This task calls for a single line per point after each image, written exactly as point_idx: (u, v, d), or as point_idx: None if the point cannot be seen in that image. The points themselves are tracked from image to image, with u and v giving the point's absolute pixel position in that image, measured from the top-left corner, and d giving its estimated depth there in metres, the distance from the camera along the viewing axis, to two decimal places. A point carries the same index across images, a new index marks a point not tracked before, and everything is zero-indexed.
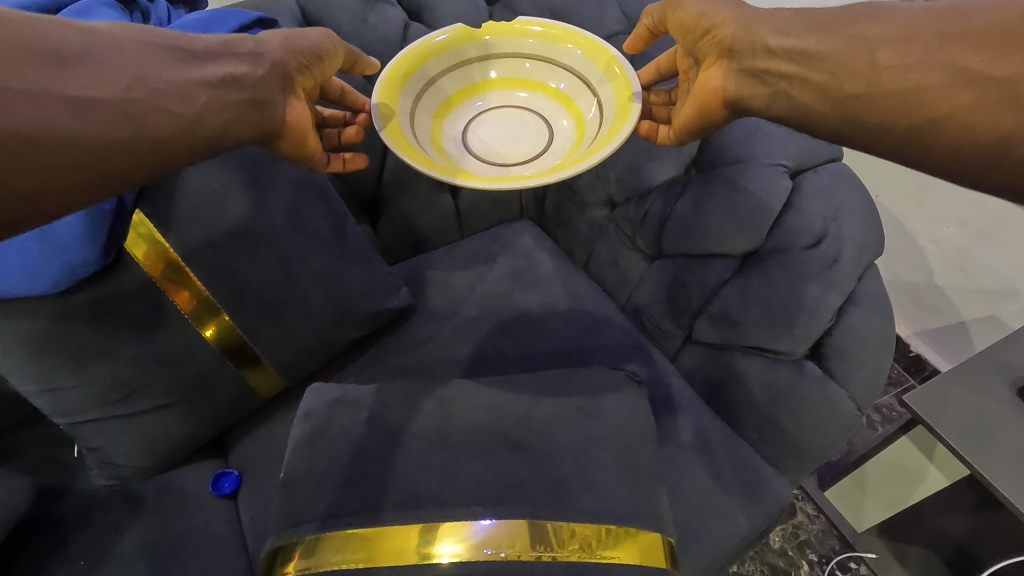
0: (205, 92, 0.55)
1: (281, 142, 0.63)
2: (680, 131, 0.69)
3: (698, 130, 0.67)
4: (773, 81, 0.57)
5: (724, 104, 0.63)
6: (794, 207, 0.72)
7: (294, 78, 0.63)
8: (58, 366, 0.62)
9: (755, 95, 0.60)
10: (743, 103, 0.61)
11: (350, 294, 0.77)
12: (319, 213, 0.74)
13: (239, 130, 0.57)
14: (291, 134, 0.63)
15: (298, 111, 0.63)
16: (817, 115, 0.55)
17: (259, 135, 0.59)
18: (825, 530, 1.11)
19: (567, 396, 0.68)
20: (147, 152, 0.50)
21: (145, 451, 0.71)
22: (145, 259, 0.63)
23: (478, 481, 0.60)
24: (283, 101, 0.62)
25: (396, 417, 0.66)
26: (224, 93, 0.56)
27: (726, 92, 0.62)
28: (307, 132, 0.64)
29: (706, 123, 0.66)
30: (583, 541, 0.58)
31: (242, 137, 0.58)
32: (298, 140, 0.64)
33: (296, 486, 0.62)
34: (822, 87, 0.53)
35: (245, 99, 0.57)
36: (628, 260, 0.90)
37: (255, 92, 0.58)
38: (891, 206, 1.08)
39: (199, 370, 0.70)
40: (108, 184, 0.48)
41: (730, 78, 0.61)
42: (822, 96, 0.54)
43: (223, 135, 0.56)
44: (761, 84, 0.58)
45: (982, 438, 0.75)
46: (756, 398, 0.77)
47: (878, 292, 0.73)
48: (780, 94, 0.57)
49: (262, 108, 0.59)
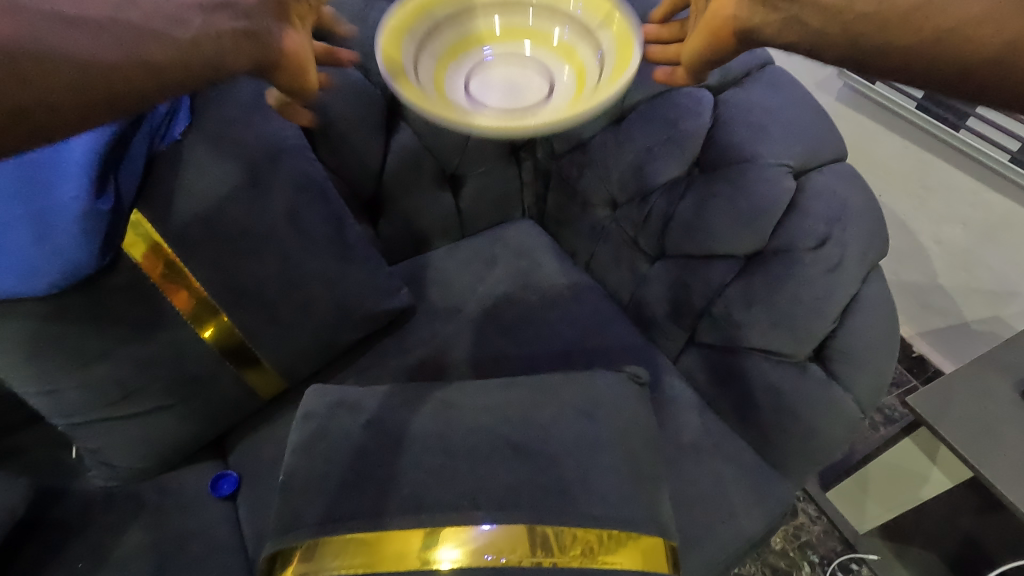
0: (199, 16, 0.50)
1: (277, 74, 0.57)
2: (689, 67, 0.63)
3: (705, 63, 0.61)
4: (783, 5, 0.50)
5: (735, 35, 0.56)
6: (798, 209, 0.72)
7: (288, 9, 0.59)
8: (56, 367, 0.62)
9: (766, 24, 0.52)
10: (754, 34, 0.53)
11: (352, 295, 0.77)
12: (320, 213, 0.73)
13: (234, 60, 0.51)
14: (290, 63, 0.57)
15: (296, 40, 0.58)
16: (829, 39, 0.48)
17: (255, 67, 0.54)
18: (826, 531, 1.10)
19: (569, 398, 0.68)
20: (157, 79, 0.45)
21: (144, 452, 0.70)
22: (143, 260, 0.62)
23: (479, 485, 0.60)
24: (277, 28, 0.56)
25: (397, 419, 0.65)
26: (219, 19, 0.51)
27: (737, 21, 0.54)
28: (306, 63, 0.59)
29: (715, 56, 0.59)
30: (585, 546, 0.58)
31: (237, 67, 0.51)
32: (297, 71, 0.58)
33: (296, 488, 0.61)
34: (835, 10, 0.47)
35: (240, 28, 0.52)
36: (630, 260, 0.89)
37: (250, 23, 0.54)
38: (893, 206, 1.08)
39: (199, 371, 0.69)
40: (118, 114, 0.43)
41: (742, 5, 0.54)
42: (834, 20, 0.47)
43: (219, 65, 0.50)
44: (771, 11, 0.51)
45: (986, 440, 0.74)
46: (759, 400, 0.76)
47: (882, 294, 0.72)
48: (792, 21, 0.50)
49: (257, 38, 0.53)
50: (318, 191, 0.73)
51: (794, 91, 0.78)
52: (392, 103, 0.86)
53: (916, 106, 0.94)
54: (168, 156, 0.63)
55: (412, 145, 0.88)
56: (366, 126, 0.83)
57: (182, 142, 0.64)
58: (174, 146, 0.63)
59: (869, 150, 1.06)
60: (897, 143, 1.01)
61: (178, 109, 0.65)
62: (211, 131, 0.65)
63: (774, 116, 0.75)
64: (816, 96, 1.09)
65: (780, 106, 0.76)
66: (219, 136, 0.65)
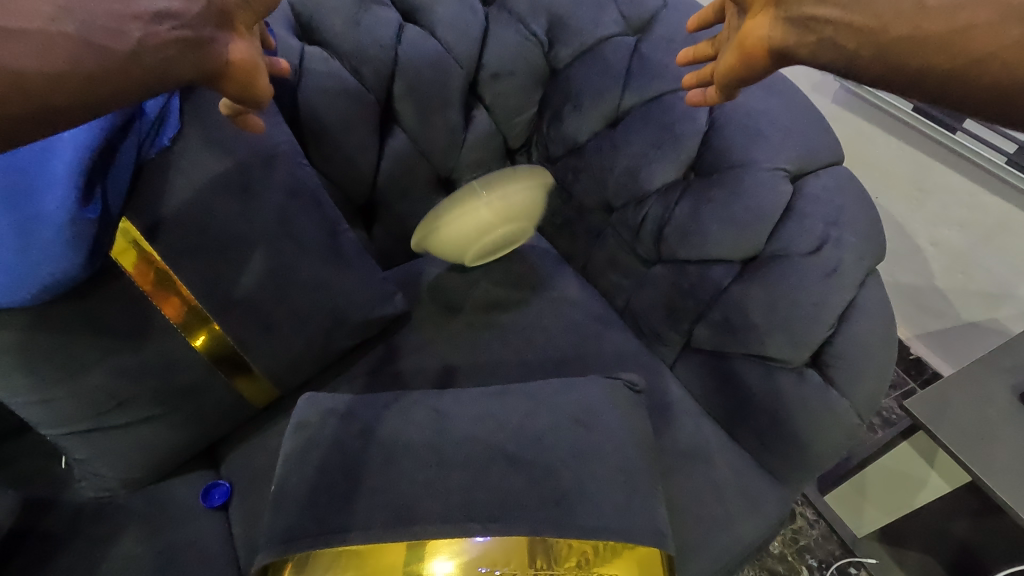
0: (145, 24, 0.48)
1: (224, 83, 0.56)
2: (721, 85, 0.61)
3: (739, 82, 0.59)
4: (818, 28, 0.50)
5: (770, 54, 0.55)
6: (794, 214, 0.72)
7: (233, 16, 0.56)
8: (44, 379, 0.60)
9: (800, 45, 0.52)
10: (790, 55, 0.53)
11: (345, 302, 0.77)
12: (313, 219, 0.73)
13: (179, 70, 0.50)
14: (234, 72, 0.56)
15: (241, 50, 0.56)
16: (863, 63, 0.48)
17: (204, 76, 0.53)
18: (824, 535, 1.09)
19: (566, 407, 0.67)
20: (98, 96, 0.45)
21: (134, 462, 0.69)
22: (132, 268, 0.62)
23: (473, 496, 0.59)
24: (220, 38, 0.54)
25: (391, 428, 0.65)
26: (164, 29, 0.49)
27: (771, 42, 0.54)
28: (255, 72, 0.57)
29: (748, 74, 0.58)
30: (581, 555, 0.60)
31: (183, 78, 0.51)
32: (247, 81, 0.57)
33: (288, 501, 0.60)
34: (868, 32, 0.47)
35: (182, 39, 0.50)
36: (626, 265, 0.88)
37: (193, 31, 0.51)
38: (890, 208, 1.08)
39: (190, 380, 0.69)
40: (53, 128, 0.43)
41: (777, 27, 0.53)
42: (867, 42, 0.48)
43: (159, 74, 0.48)
44: (806, 32, 0.51)
45: (984, 445, 0.74)
46: (755, 405, 0.76)
47: (879, 299, 0.72)
48: (826, 43, 0.50)
49: (202, 47, 0.52)
50: (311, 197, 0.72)
51: (790, 94, 0.77)
52: (386, 107, 0.85)
53: (912, 108, 0.94)
54: (158, 163, 0.62)
55: (407, 150, 0.88)
56: (360, 131, 0.83)
57: (171, 148, 0.62)
58: (163, 153, 0.62)
59: (866, 152, 1.06)
60: (894, 145, 1.01)
61: (167, 113, 0.63)
62: (202, 137, 0.64)
63: (770, 120, 0.74)
64: (813, 98, 1.09)
65: (777, 110, 0.75)
66: (209, 142, 0.64)
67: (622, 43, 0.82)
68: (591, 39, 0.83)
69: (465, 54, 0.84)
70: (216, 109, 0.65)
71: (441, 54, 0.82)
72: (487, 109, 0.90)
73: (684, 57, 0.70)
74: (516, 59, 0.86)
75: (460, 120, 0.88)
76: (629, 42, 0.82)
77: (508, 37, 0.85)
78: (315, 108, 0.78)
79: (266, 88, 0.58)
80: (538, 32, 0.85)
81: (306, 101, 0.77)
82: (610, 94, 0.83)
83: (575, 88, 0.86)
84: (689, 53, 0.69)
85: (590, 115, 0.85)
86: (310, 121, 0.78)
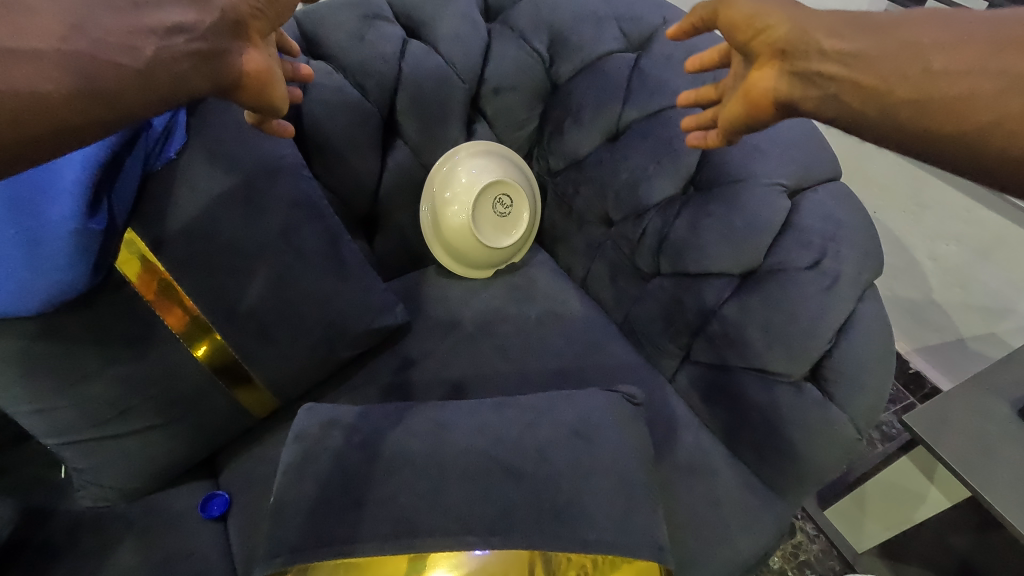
0: (153, 42, 0.47)
1: (240, 93, 0.56)
2: (726, 130, 0.63)
3: (745, 129, 0.61)
4: (823, 82, 0.51)
5: (775, 106, 0.57)
6: (793, 228, 0.73)
7: (248, 25, 0.56)
8: (47, 387, 0.61)
9: (804, 98, 0.53)
10: (794, 107, 0.55)
11: (346, 313, 0.77)
12: (315, 231, 0.73)
13: (194, 83, 0.50)
14: (249, 85, 0.56)
15: (255, 61, 0.56)
16: (864, 119, 0.50)
17: (219, 87, 0.53)
18: (825, 549, 1.09)
19: (566, 419, 0.68)
20: (104, 113, 0.43)
21: (131, 472, 0.69)
22: (136, 278, 0.62)
23: (470, 509, 0.59)
24: (235, 50, 0.54)
25: (390, 439, 0.65)
26: (174, 44, 0.48)
27: (777, 94, 0.55)
28: (269, 81, 0.58)
29: (755, 123, 0.60)
30: (580, 567, 0.60)
31: (198, 91, 0.51)
32: (260, 90, 0.57)
33: (286, 512, 0.60)
34: (871, 91, 0.48)
35: (197, 51, 0.50)
36: (626, 278, 0.88)
37: (205, 44, 0.51)
38: (888, 222, 1.09)
39: (189, 391, 0.69)
40: (60, 143, 0.42)
41: (782, 80, 0.55)
42: (869, 100, 0.49)
43: (178, 88, 0.49)
44: (809, 86, 0.53)
45: (980, 458, 0.74)
46: (754, 420, 0.76)
47: (877, 314, 0.72)
48: (829, 98, 0.51)
49: (215, 60, 0.52)
50: (313, 208, 0.73)
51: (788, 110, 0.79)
52: (389, 120, 0.86)
53: None
54: (163, 174, 0.63)
55: (409, 162, 0.90)
56: (363, 143, 0.84)
57: (176, 160, 0.63)
58: (169, 165, 0.63)
59: (864, 167, 1.07)
60: (891, 160, 1.02)
61: (173, 128, 0.64)
62: (207, 149, 0.65)
63: (768, 135, 0.76)
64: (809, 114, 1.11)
65: (775, 125, 0.76)
66: (214, 153, 0.65)
67: (622, 59, 0.83)
68: (592, 56, 0.85)
69: (467, 68, 0.85)
70: (222, 121, 0.66)
71: (444, 69, 0.84)
72: (488, 123, 0.93)
73: (686, 100, 0.71)
74: (517, 74, 0.88)
75: (461, 133, 0.90)
76: (629, 58, 0.83)
77: (510, 53, 0.86)
78: (319, 121, 0.79)
79: (282, 96, 0.59)
80: (539, 47, 0.87)
81: (309, 114, 0.78)
82: (610, 109, 0.84)
83: (575, 103, 0.87)
84: (692, 96, 0.70)
85: (590, 129, 0.86)
86: (314, 134, 0.79)
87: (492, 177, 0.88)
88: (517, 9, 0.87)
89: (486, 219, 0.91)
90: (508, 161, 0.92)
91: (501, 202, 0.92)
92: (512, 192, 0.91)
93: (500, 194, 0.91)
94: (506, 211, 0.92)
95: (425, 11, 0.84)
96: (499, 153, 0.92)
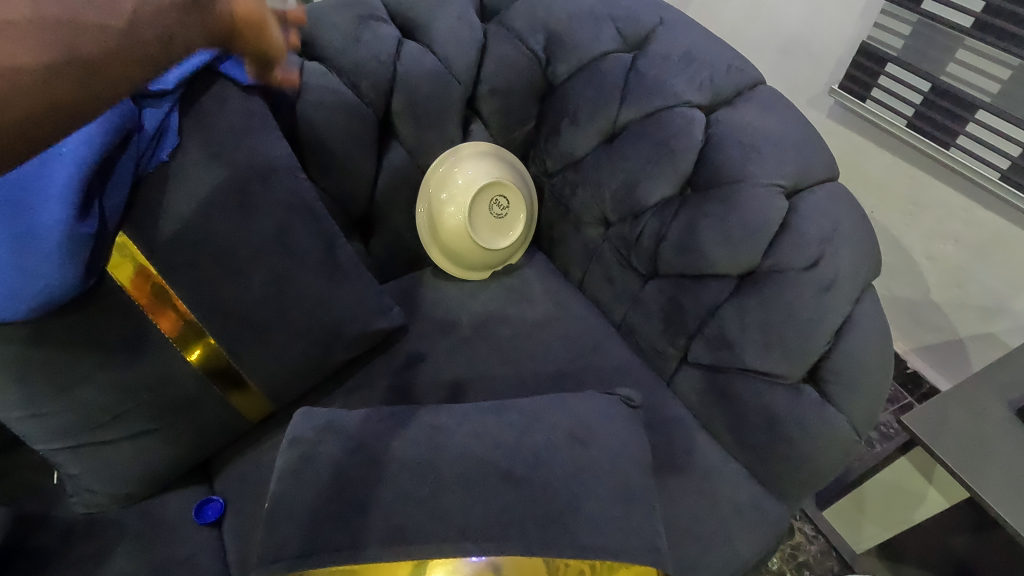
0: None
1: (237, 43, 0.49)
2: None
3: None
4: None
5: None
6: (791, 229, 0.72)
7: None
8: (39, 393, 0.60)
9: None
10: None
11: (342, 315, 0.76)
12: (310, 233, 0.73)
13: (186, 38, 0.43)
14: (243, 30, 0.49)
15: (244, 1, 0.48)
16: None
17: (213, 39, 0.46)
18: (823, 551, 1.08)
19: (564, 422, 0.67)
20: (104, 85, 0.38)
21: (123, 477, 0.69)
22: (128, 282, 0.62)
23: (467, 515, 0.59)
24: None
25: (387, 443, 0.64)
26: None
27: None
28: (263, 23, 0.50)
29: None
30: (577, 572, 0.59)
31: (193, 45, 0.44)
32: (259, 34, 0.50)
33: (280, 518, 0.60)
34: None
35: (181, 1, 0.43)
36: (624, 280, 0.88)
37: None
38: (885, 222, 1.08)
39: (183, 395, 0.68)
40: (65, 124, 0.37)
41: None
42: None
43: (170, 44, 0.42)
44: None
45: (980, 459, 0.73)
46: (752, 422, 0.75)
47: (875, 315, 0.72)
48: None
49: (201, 8, 0.44)
50: (309, 210, 0.73)
51: (785, 111, 0.79)
52: (385, 121, 0.86)
53: (907, 124, 0.93)
54: (157, 177, 0.62)
55: (405, 164, 0.89)
56: (359, 145, 0.83)
57: (169, 162, 0.63)
58: (162, 167, 0.62)
59: (862, 166, 1.06)
60: (888, 160, 1.02)
61: (166, 130, 0.63)
62: (201, 151, 0.64)
63: (765, 136, 0.75)
64: (807, 114, 1.09)
65: (772, 126, 0.76)
66: (208, 155, 0.65)
67: (619, 59, 0.83)
68: (588, 56, 0.84)
69: (463, 68, 0.85)
70: (216, 124, 0.66)
71: (440, 70, 0.83)
72: (484, 123, 0.92)
73: None
74: (514, 75, 0.87)
75: (458, 134, 0.90)
76: (625, 58, 0.83)
77: (506, 53, 0.86)
78: (314, 123, 0.79)
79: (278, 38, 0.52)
80: (536, 47, 0.86)
81: (305, 115, 0.78)
82: (607, 109, 0.84)
83: (572, 104, 0.86)
84: None
85: (587, 130, 0.86)
86: (309, 135, 0.79)
87: (489, 178, 0.88)
88: (513, 9, 0.87)
89: (483, 221, 0.90)
90: (506, 162, 0.92)
91: (498, 203, 0.91)
92: (510, 193, 0.91)
93: (497, 195, 0.90)
94: (503, 212, 0.92)
95: (421, 12, 0.84)
96: (497, 154, 0.92)
